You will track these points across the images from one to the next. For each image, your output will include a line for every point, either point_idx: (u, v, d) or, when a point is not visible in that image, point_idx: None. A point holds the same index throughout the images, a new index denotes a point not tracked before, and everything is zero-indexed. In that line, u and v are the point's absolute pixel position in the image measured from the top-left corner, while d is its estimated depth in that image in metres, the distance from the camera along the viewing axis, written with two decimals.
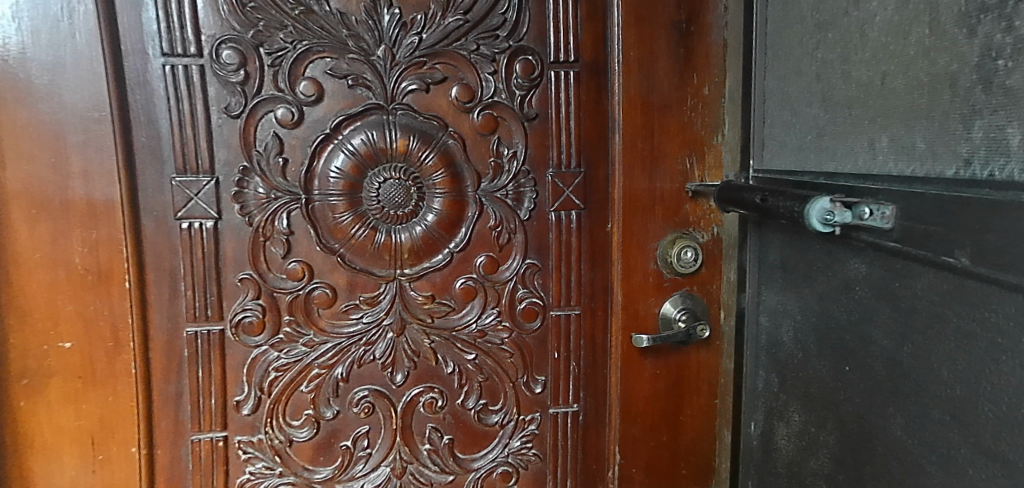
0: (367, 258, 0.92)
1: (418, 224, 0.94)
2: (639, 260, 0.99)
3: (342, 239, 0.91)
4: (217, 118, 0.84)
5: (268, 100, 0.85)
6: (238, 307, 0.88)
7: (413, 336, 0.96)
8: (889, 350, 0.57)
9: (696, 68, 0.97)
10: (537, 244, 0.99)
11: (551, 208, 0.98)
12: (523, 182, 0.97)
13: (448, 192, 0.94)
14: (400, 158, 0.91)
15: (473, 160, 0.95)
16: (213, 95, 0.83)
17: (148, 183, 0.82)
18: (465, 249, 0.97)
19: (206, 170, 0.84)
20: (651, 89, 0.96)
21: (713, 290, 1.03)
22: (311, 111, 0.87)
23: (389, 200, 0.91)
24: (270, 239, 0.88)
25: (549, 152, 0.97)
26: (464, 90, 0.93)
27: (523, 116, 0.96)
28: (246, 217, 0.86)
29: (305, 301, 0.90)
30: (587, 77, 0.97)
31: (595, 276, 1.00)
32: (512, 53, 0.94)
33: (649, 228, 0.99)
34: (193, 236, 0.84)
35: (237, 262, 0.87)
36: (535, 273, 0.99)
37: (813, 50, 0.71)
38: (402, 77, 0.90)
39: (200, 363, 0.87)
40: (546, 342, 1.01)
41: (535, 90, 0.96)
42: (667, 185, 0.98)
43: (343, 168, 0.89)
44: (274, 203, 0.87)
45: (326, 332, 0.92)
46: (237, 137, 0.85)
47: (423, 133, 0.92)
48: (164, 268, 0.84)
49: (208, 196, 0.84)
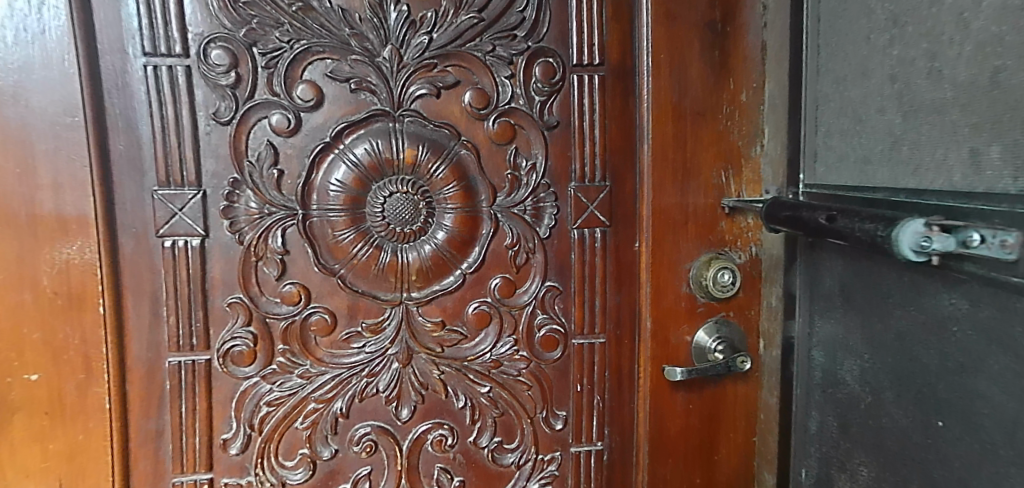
0: (370, 280, 0.84)
1: (428, 242, 0.85)
2: (671, 283, 0.96)
3: (343, 259, 0.82)
4: (204, 124, 0.75)
5: (262, 105, 0.77)
6: (227, 336, 0.78)
7: (421, 367, 0.87)
8: (1007, 407, 0.47)
9: (732, 74, 0.95)
10: (557, 264, 0.93)
11: (574, 225, 0.93)
12: (543, 196, 0.91)
13: (460, 208, 0.86)
14: (407, 170, 0.83)
15: (488, 173, 0.88)
16: (201, 100, 0.75)
17: (126, 197, 0.73)
18: (479, 270, 0.89)
19: (192, 183, 0.75)
20: (683, 93, 0.93)
21: (751, 316, 1.00)
22: (309, 117, 0.79)
23: (395, 216, 0.83)
24: (263, 259, 0.79)
25: (570, 164, 0.92)
26: (479, 94, 0.86)
27: (544, 125, 0.90)
28: (236, 235, 0.77)
29: (301, 329, 0.81)
30: (612, 81, 0.92)
31: (621, 300, 0.95)
32: (532, 54, 0.88)
33: (682, 249, 0.96)
34: (177, 255, 0.75)
35: (226, 284, 0.78)
36: (555, 297, 0.93)
37: (884, 48, 0.62)
38: (410, 81, 0.82)
39: (184, 397, 0.77)
40: (568, 373, 0.95)
41: (556, 96, 0.91)
42: (700, 199, 0.96)
43: (345, 181, 0.81)
44: (268, 218, 0.78)
45: (324, 363, 0.82)
46: (227, 146, 0.76)
47: (433, 142, 0.84)
48: (143, 290, 0.75)
49: (195, 211, 0.76)
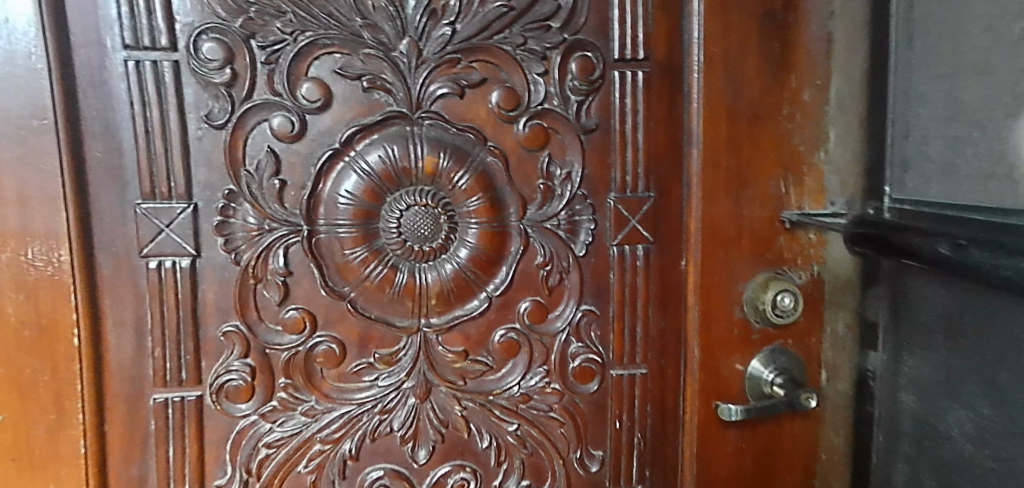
0: (384, 305, 0.74)
1: (449, 261, 0.75)
2: (723, 307, 0.86)
3: (353, 281, 0.72)
4: (195, 128, 0.65)
5: (262, 106, 0.67)
6: (221, 369, 0.68)
7: (441, 402, 0.76)
8: None
9: (792, 70, 0.84)
10: (594, 286, 0.83)
11: (613, 241, 0.83)
12: (579, 208, 0.81)
13: (485, 222, 0.76)
14: (426, 180, 0.73)
15: (517, 183, 0.78)
16: (191, 99, 0.65)
17: (105, 211, 0.64)
18: (506, 293, 0.79)
19: (180, 195, 0.65)
20: (737, 94, 0.83)
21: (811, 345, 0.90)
22: (315, 120, 0.69)
23: (413, 231, 0.73)
24: (263, 282, 0.69)
25: (610, 173, 0.82)
26: (508, 94, 0.76)
27: (581, 128, 0.80)
28: (232, 254, 0.67)
29: (305, 361, 0.71)
30: (658, 78, 0.82)
31: (666, 325, 0.86)
32: (568, 48, 0.78)
33: (735, 268, 0.86)
34: (164, 278, 0.65)
35: (220, 310, 0.68)
36: (591, 323, 0.83)
37: (1016, 39, 0.52)
38: (430, 79, 0.72)
39: (172, 439, 0.68)
40: (605, 408, 0.85)
41: (594, 95, 0.80)
42: (755, 210, 0.86)
43: (356, 193, 0.71)
44: (268, 236, 0.68)
45: (331, 399, 0.72)
46: (221, 153, 0.66)
47: (456, 148, 0.74)
48: (125, 318, 0.65)
49: (184, 227, 0.66)
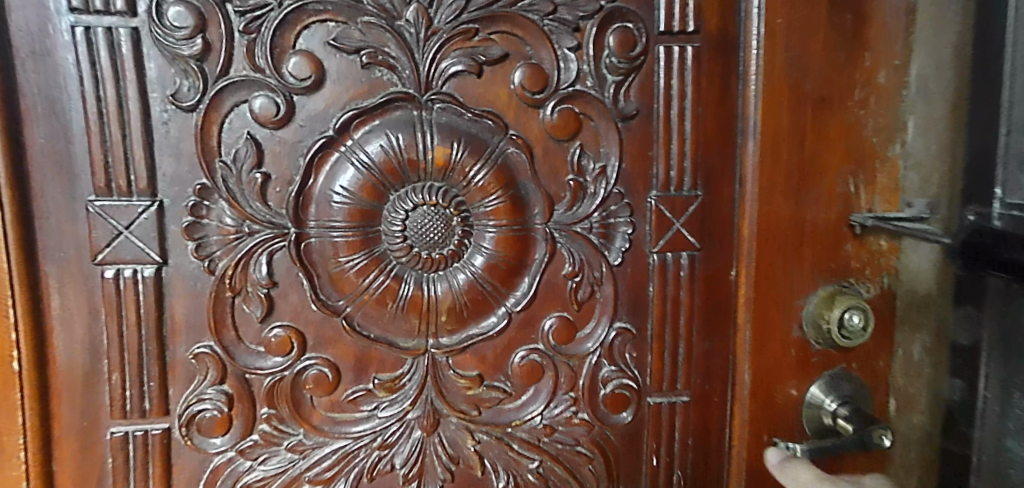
0: (386, 322, 0.63)
1: (462, 270, 0.64)
2: (777, 324, 0.74)
3: (349, 294, 0.61)
4: (160, 110, 0.54)
5: (240, 84, 0.56)
6: (192, 398, 0.57)
7: (451, 435, 0.65)
8: None
9: (865, 47, 0.72)
10: (630, 300, 0.71)
11: (653, 248, 0.71)
12: (615, 208, 0.69)
13: (505, 225, 0.65)
14: (436, 174, 0.62)
15: (542, 179, 0.67)
16: (154, 76, 0.54)
17: (51, 209, 0.53)
18: (529, 307, 0.68)
19: (142, 191, 0.54)
20: (802, 74, 0.70)
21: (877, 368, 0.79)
22: (305, 102, 0.58)
23: (420, 235, 0.62)
24: (242, 295, 0.58)
25: (651, 167, 0.70)
26: (533, 73, 0.64)
27: (618, 114, 0.68)
28: (206, 262, 0.56)
29: (292, 388, 0.60)
30: (710, 55, 0.70)
31: (712, 346, 0.74)
32: (604, 18, 0.66)
33: (794, 280, 0.74)
34: (122, 290, 0.54)
35: (191, 327, 0.57)
36: (626, 343, 0.72)
37: None
38: (442, 54, 0.61)
39: (134, 480, 0.57)
40: (639, 440, 0.74)
41: (635, 75, 0.68)
42: (818, 212, 0.74)
43: (353, 189, 0.60)
44: (249, 240, 0.57)
45: (323, 432, 0.61)
46: (192, 142, 0.55)
47: (472, 137, 0.63)
48: (76, 338, 0.54)
49: (146, 228, 0.54)
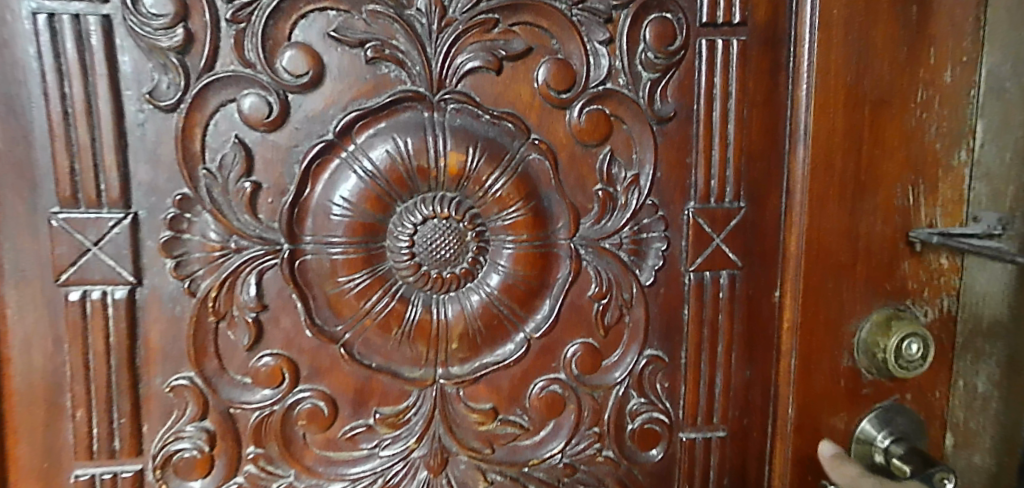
0: (390, 349, 0.56)
1: (476, 291, 0.57)
2: (827, 353, 0.66)
3: (349, 318, 0.54)
4: (135, 110, 0.47)
5: (227, 81, 0.49)
6: (169, 436, 0.51)
7: (460, 475, 0.59)
8: None
9: (933, 41, 0.63)
10: (662, 324, 0.64)
11: (689, 267, 0.63)
12: (648, 222, 0.61)
13: (524, 241, 0.58)
14: (448, 184, 0.55)
15: (567, 189, 0.59)
16: (129, 70, 0.47)
17: (9, 222, 0.46)
18: (550, 333, 0.61)
19: (114, 202, 0.47)
20: (862, 73, 0.62)
21: (934, 400, 0.70)
22: (301, 102, 0.51)
23: (429, 252, 0.54)
24: (226, 320, 0.51)
25: (689, 176, 0.62)
26: (558, 69, 0.57)
27: (653, 116, 0.60)
28: (186, 282, 0.50)
29: (282, 424, 0.53)
30: (757, 51, 0.62)
31: (753, 376, 0.66)
32: (640, 8, 0.58)
33: (848, 305, 0.66)
34: (90, 315, 0.48)
35: (169, 356, 0.50)
36: (657, 372, 0.64)
37: None
38: (457, 47, 0.53)
39: None
40: (669, 479, 0.66)
41: (673, 73, 0.61)
42: (876, 228, 0.65)
43: (354, 201, 0.52)
44: (235, 259, 0.50)
45: (316, 474, 0.55)
46: (171, 146, 0.48)
47: (488, 142, 0.56)
48: (37, 368, 0.48)
49: (117, 245, 0.48)
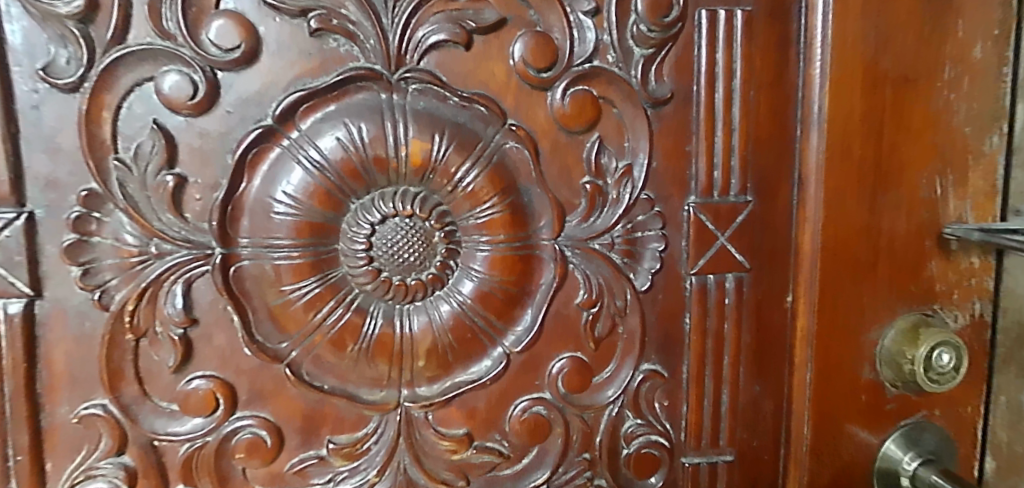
0: (345, 369, 0.48)
1: (445, 301, 0.50)
2: (848, 366, 0.58)
3: (296, 333, 0.47)
4: (28, 89, 0.40)
5: (141, 56, 0.41)
6: (79, 475, 0.44)
7: None
8: None
9: (962, 11, 0.56)
10: (660, 335, 0.56)
11: (691, 270, 0.55)
12: (643, 219, 0.54)
13: (501, 243, 0.50)
14: (410, 177, 0.47)
15: (550, 182, 0.52)
16: (19, 43, 0.40)
17: None
18: (533, 347, 0.53)
19: (5, 200, 0.40)
20: (883, 48, 0.55)
21: (968, 417, 0.62)
22: (233, 81, 0.43)
23: (390, 256, 0.47)
24: (148, 338, 0.44)
25: (688, 166, 0.55)
26: (537, 44, 0.49)
27: (647, 98, 0.53)
28: (96, 294, 0.42)
29: (217, 457, 0.46)
30: (764, 23, 0.54)
31: (764, 392, 0.59)
32: None
33: (871, 311, 0.58)
34: None
35: (77, 381, 0.43)
36: (656, 389, 0.56)
37: None
38: (418, 19, 0.46)
39: None
40: None
41: (670, 48, 0.53)
42: (901, 224, 0.58)
43: (300, 198, 0.45)
44: (155, 265, 0.43)
45: None
46: (75, 134, 0.41)
47: (457, 128, 0.48)
48: None
49: (8, 251, 0.41)
